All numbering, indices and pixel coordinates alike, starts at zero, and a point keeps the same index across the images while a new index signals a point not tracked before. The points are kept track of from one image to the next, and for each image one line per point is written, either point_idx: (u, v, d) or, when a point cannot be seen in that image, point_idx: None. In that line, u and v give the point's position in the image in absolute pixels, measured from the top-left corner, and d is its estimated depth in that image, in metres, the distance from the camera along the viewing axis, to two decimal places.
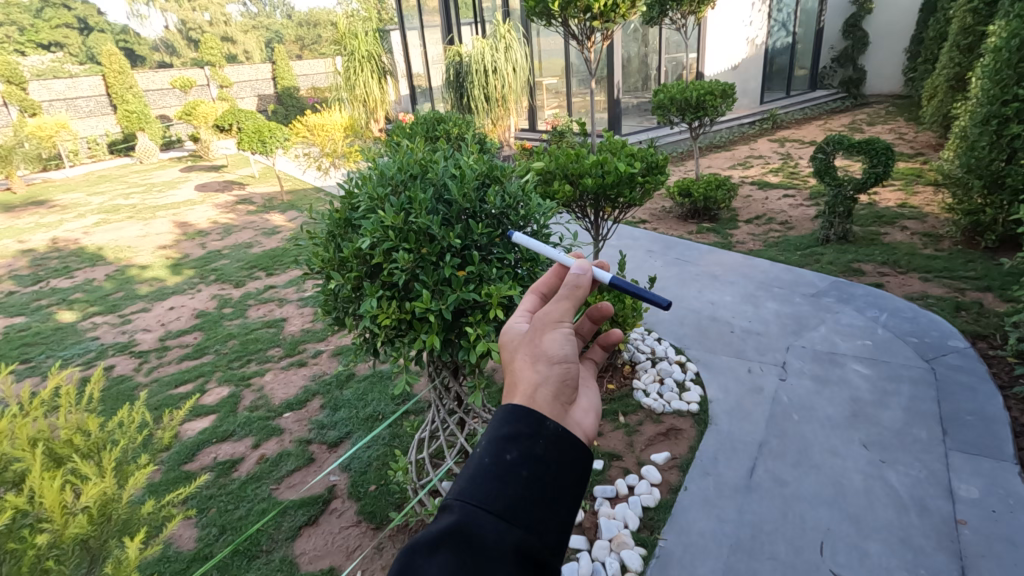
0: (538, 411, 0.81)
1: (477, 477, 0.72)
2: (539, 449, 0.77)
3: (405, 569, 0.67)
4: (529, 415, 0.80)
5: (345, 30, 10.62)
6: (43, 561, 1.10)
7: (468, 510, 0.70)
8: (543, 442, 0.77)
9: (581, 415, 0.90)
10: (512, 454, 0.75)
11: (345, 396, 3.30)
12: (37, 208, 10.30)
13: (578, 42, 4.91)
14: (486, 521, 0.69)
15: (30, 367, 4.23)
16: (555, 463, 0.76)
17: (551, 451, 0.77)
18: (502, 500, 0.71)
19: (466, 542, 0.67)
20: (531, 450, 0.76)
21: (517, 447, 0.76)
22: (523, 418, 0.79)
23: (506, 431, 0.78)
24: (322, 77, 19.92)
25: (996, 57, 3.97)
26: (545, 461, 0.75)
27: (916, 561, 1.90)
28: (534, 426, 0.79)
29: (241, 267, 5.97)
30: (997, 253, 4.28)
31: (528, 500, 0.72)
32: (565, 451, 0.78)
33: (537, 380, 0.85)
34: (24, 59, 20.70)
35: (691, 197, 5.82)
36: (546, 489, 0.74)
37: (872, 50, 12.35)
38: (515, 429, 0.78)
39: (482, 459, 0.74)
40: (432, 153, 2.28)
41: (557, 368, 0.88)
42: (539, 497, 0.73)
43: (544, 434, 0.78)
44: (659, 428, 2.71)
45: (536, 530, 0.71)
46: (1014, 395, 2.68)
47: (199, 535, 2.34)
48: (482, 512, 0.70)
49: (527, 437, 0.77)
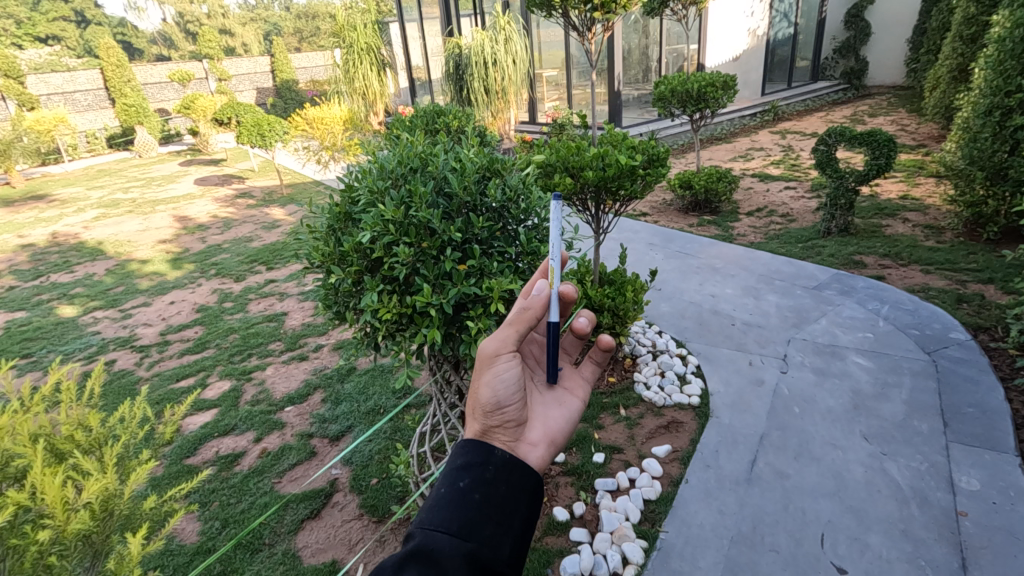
0: (481, 444, 0.92)
1: (436, 502, 0.81)
2: (489, 472, 0.86)
3: None
4: (477, 447, 0.90)
5: (344, 22, 10.54)
6: (45, 557, 1.10)
7: (427, 532, 0.78)
8: (493, 467, 0.87)
9: (527, 451, 1.01)
10: (466, 481, 0.84)
11: (346, 390, 3.30)
12: (36, 202, 10.28)
13: (578, 34, 4.87)
14: (442, 538, 0.77)
15: (31, 362, 4.24)
16: (505, 485, 0.85)
17: (501, 476, 0.86)
18: (456, 520, 0.79)
19: (425, 558, 0.75)
20: (482, 476, 0.85)
21: (470, 474, 0.85)
22: (474, 450, 0.89)
23: (460, 461, 0.87)
24: (321, 70, 19.81)
25: (1000, 47, 3.93)
26: (495, 482, 0.84)
27: (917, 553, 1.91)
28: (482, 455, 0.88)
29: (241, 261, 5.95)
30: (999, 245, 4.26)
31: (481, 518, 0.80)
32: (515, 473, 0.86)
33: (476, 428, 0.98)
34: (21, 52, 20.51)
35: (691, 189, 5.80)
36: (498, 506, 0.82)
37: (874, 40, 12.27)
38: (467, 458, 0.88)
39: (438, 489, 0.84)
40: (431, 146, 2.26)
41: (492, 413, 1.00)
42: (490, 515, 0.81)
43: (493, 461, 0.88)
44: (660, 420, 2.72)
45: (489, 544, 0.79)
46: (1015, 387, 2.68)
47: (202, 528, 2.35)
48: (440, 532, 0.78)
49: (478, 465, 0.87)
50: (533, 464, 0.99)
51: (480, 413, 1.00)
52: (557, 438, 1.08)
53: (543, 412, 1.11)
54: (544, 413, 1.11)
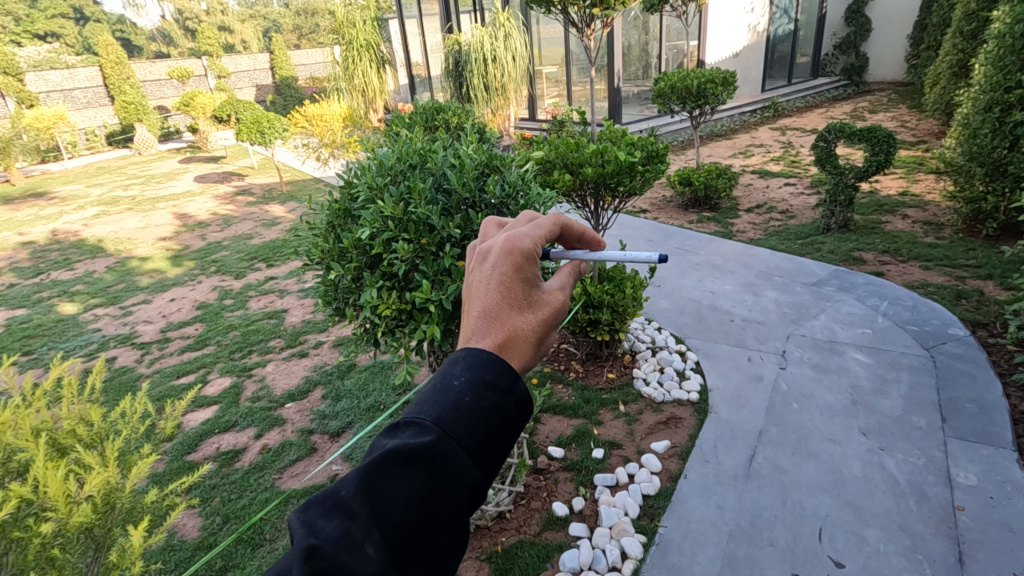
0: (517, 371, 0.82)
1: (456, 411, 0.73)
2: (510, 402, 0.78)
3: (374, 473, 0.69)
4: (508, 370, 0.80)
5: (343, 19, 10.52)
6: (48, 549, 1.11)
7: (446, 439, 0.71)
8: (514, 398, 0.78)
9: None
10: (488, 401, 0.76)
11: (346, 386, 3.31)
12: (36, 199, 10.29)
13: (578, 30, 4.85)
14: (458, 456, 0.71)
15: (32, 359, 4.25)
16: (520, 421, 0.78)
17: (518, 409, 0.79)
18: (473, 438, 0.73)
19: (435, 469, 0.69)
20: (504, 402, 0.77)
21: (494, 396, 0.76)
22: (502, 372, 0.80)
23: (486, 376, 0.78)
24: (320, 67, 19.76)
25: (1000, 43, 3.92)
26: (514, 415, 0.77)
27: (914, 547, 1.92)
28: (510, 381, 0.79)
29: (242, 258, 5.96)
30: (998, 241, 4.26)
31: (493, 446, 0.74)
32: (528, 413, 0.80)
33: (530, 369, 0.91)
34: (20, 49, 20.46)
35: (691, 185, 5.79)
36: (509, 443, 0.76)
37: (875, 36, 12.24)
38: (495, 378, 0.78)
39: (460, 396, 0.75)
40: (431, 142, 2.26)
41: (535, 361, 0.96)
42: (501, 446, 0.75)
43: (516, 393, 0.79)
44: (659, 417, 2.72)
45: (492, 473, 0.74)
46: (1013, 382, 2.69)
47: (204, 523, 2.37)
48: (456, 445, 0.71)
49: (503, 390, 0.78)
50: None
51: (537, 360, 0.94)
52: None
53: None
54: None
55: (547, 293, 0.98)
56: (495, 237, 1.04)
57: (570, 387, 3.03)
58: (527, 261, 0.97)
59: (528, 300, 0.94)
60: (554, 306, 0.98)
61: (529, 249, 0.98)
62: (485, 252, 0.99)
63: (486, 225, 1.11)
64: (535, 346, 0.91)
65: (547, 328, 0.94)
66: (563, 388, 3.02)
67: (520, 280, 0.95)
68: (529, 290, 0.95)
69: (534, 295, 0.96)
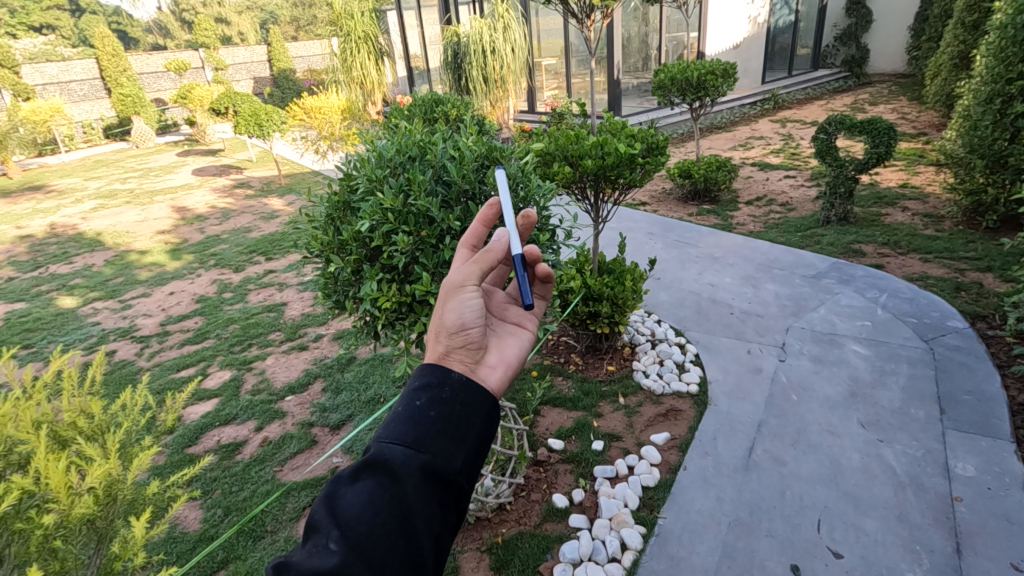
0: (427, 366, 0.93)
1: (393, 418, 0.82)
2: (446, 393, 0.85)
3: (332, 494, 0.78)
4: (436, 368, 0.89)
5: (341, 10, 10.41)
6: (51, 540, 1.12)
7: (384, 443, 0.79)
8: (449, 387, 0.86)
9: (487, 374, 0.97)
10: (421, 399, 0.83)
11: (346, 379, 3.32)
12: (34, 193, 10.24)
13: (578, 21, 4.79)
14: (398, 449, 0.78)
15: (32, 352, 4.27)
16: (460, 405, 0.84)
17: (458, 394, 0.86)
18: (409, 433, 0.79)
19: (380, 469, 0.77)
20: (438, 395, 0.85)
21: (426, 394, 0.84)
22: (432, 370, 0.89)
23: (418, 380, 0.87)
24: (319, 59, 19.59)
25: (1002, 33, 3.90)
26: (450, 402, 0.84)
27: (912, 537, 1.94)
28: (441, 376, 0.87)
29: (241, 252, 5.95)
30: (997, 233, 4.26)
31: (435, 432, 0.80)
32: (470, 393, 0.86)
33: (439, 350, 0.95)
34: (16, 40, 20.22)
35: (691, 178, 5.76)
36: (453, 424, 0.82)
37: (875, 28, 12.18)
38: (425, 378, 0.87)
39: (396, 407, 0.84)
40: (430, 134, 2.24)
41: (456, 334, 0.97)
42: (446, 429, 0.81)
43: (450, 382, 0.87)
44: (659, 408, 2.73)
45: (443, 456, 0.79)
46: (1011, 373, 2.70)
47: (204, 515, 2.38)
48: (397, 442, 0.79)
49: (434, 385, 0.85)
50: (491, 387, 0.95)
51: (446, 335, 0.96)
52: (515, 363, 1.03)
53: (499, 341, 1.07)
54: (504, 339, 1.08)
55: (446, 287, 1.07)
56: None
57: (570, 378, 3.04)
58: None
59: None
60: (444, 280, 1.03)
61: None
62: None
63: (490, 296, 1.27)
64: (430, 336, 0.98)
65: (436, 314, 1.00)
66: (563, 380, 3.03)
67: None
68: None
69: None
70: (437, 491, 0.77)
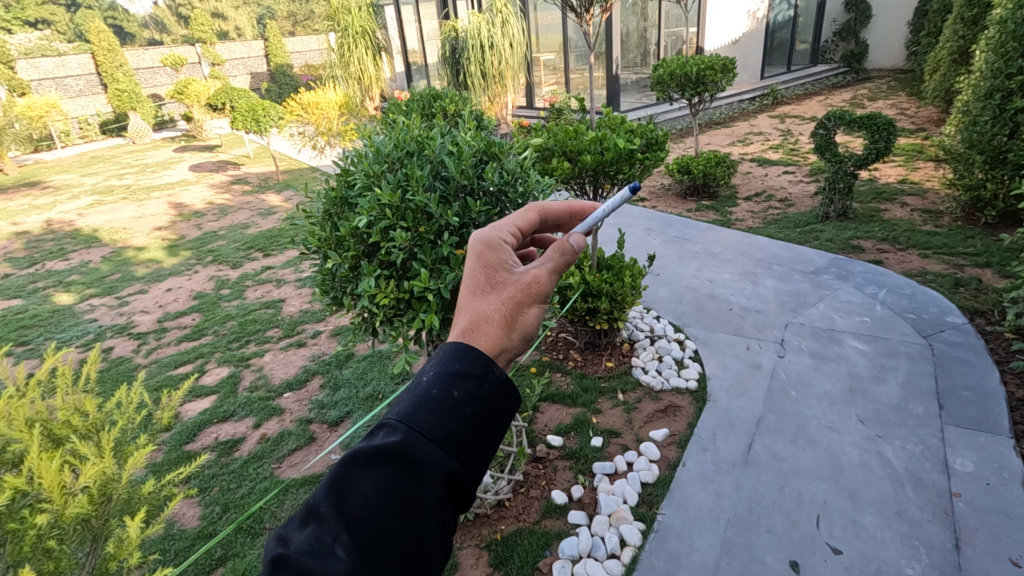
0: (488, 355, 0.83)
1: (423, 404, 0.74)
2: (484, 391, 0.78)
3: (345, 477, 0.70)
4: (479, 358, 0.81)
5: (338, 5, 10.32)
6: (45, 540, 1.11)
7: (413, 433, 0.71)
8: (488, 386, 0.79)
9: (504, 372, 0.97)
10: (459, 391, 0.76)
11: (344, 375, 3.31)
12: (30, 189, 10.18)
13: (577, 16, 4.74)
14: (427, 448, 0.70)
15: (29, 349, 4.24)
16: (495, 408, 0.78)
17: (495, 396, 0.79)
18: (443, 430, 0.73)
19: (404, 463, 0.70)
20: (475, 391, 0.77)
21: (464, 385, 0.77)
22: (473, 359, 0.81)
23: (456, 367, 0.79)
24: (316, 54, 19.45)
25: (1003, 28, 3.88)
26: (487, 404, 0.77)
27: (911, 533, 1.93)
28: (482, 369, 0.80)
29: (238, 248, 5.91)
30: (996, 229, 4.25)
31: (467, 435, 0.74)
32: (506, 398, 0.80)
33: (510, 349, 0.89)
34: (12, 36, 20.09)
35: (690, 174, 5.75)
36: (484, 427, 0.76)
37: (874, 24, 12.15)
38: (465, 367, 0.79)
39: (429, 389, 0.75)
40: (428, 130, 2.22)
41: (525, 342, 0.92)
42: (477, 434, 0.75)
43: (490, 380, 0.79)
44: (658, 405, 2.73)
45: (469, 463, 0.74)
46: (1011, 369, 2.69)
47: (203, 513, 2.37)
48: (425, 437, 0.71)
49: (474, 379, 0.78)
50: None
51: (519, 338, 0.91)
52: None
53: None
54: None
55: (519, 272, 0.97)
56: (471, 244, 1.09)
57: (568, 375, 3.03)
58: (489, 253, 1.02)
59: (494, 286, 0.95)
60: (533, 279, 0.96)
61: (494, 247, 1.02)
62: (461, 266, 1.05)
63: None
64: (506, 326, 0.89)
65: (519, 304, 0.92)
66: (562, 377, 3.02)
67: (484, 275, 0.98)
68: (493, 276, 0.98)
69: (500, 279, 0.98)
70: (456, 500, 0.73)
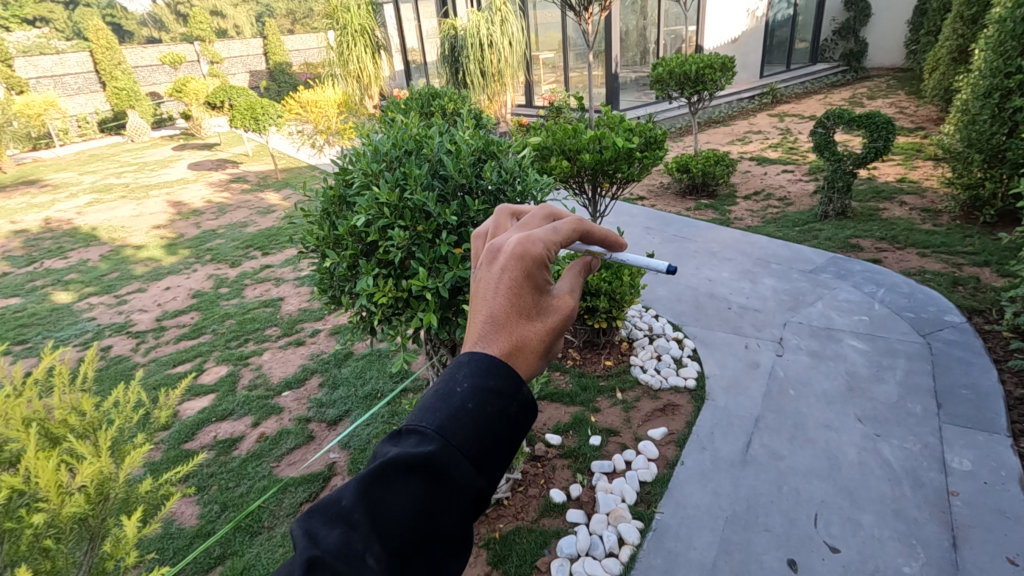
0: (520, 376, 0.79)
1: (457, 418, 0.70)
2: (515, 407, 0.74)
3: (377, 483, 0.67)
4: (511, 375, 0.77)
5: (336, 3, 10.30)
6: (41, 540, 1.12)
7: (449, 449, 0.68)
8: (519, 403, 0.75)
9: None
10: (493, 407, 0.72)
11: (343, 374, 3.31)
12: (28, 187, 10.17)
13: (575, 14, 4.67)
14: (462, 465, 0.68)
15: (27, 348, 4.24)
16: (523, 426, 0.75)
17: (524, 413, 0.76)
18: (475, 445, 0.70)
19: (439, 478, 0.67)
20: (508, 408, 0.74)
21: (498, 402, 0.73)
22: (505, 375, 0.76)
23: (489, 382, 0.74)
24: (315, 52, 19.40)
25: (1001, 28, 3.88)
26: (517, 422, 0.74)
27: (909, 531, 1.94)
28: (514, 385, 0.76)
29: (237, 247, 5.91)
30: (995, 228, 4.25)
31: (495, 453, 0.72)
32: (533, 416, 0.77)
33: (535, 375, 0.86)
34: (11, 34, 20.07)
35: (689, 172, 5.76)
36: (511, 445, 0.74)
37: (873, 22, 12.15)
38: (498, 383, 0.75)
39: (464, 402, 0.71)
40: (427, 128, 2.21)
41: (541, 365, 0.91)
42: (503, 452, 0.73)
43: (520, 397, 0.76)
44: (656, 403, 2.73)
45: (495, 480, 0.72)
46: (1009, 369, 2.70)
47: (201, 512, 2.37)
48: (459, 454, 0.69)
49: (507, 395, 0.74)
50: None
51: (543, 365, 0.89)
52: None
53: None
54: None
55: (558, 296, 0.93)
56: (507, 234, 0.95)
57: (567, 373, 3.03)
58: (538, 267, 0.90)
59: (537, 307, 0.88)
60: (571, 311, 0.92)
61: (540, 254, 0.91)
62: (496, 250, 0.93)
63: (501, 218, 1.08)
64: (542, 355, 0.86)
65: (557, 334, 0.89)
66: (561, 376, 3.02)
67: (530, 287, 0.88)
68: (538, 297, 0.89)
69: (543, 302, 0.90)
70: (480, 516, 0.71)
